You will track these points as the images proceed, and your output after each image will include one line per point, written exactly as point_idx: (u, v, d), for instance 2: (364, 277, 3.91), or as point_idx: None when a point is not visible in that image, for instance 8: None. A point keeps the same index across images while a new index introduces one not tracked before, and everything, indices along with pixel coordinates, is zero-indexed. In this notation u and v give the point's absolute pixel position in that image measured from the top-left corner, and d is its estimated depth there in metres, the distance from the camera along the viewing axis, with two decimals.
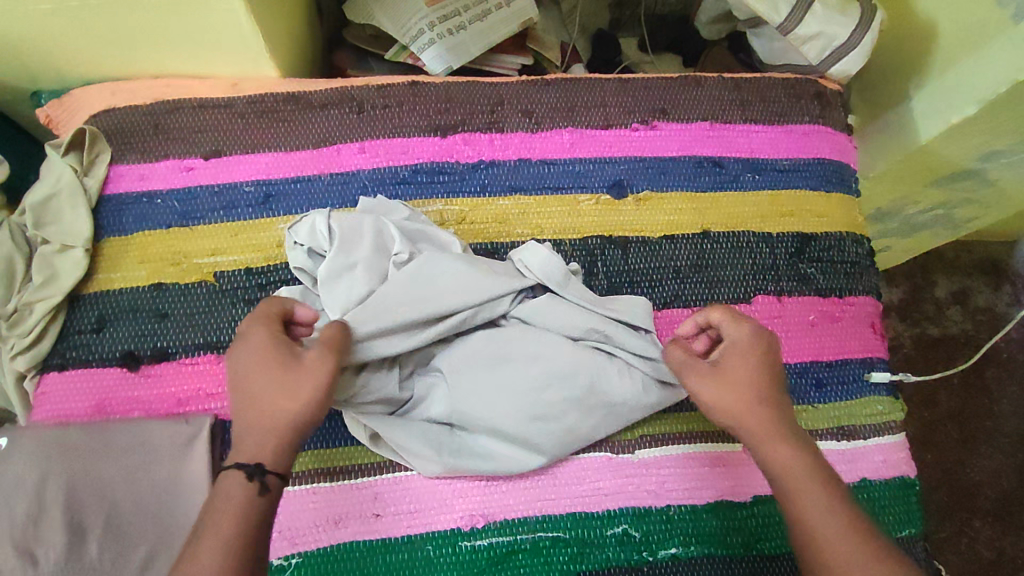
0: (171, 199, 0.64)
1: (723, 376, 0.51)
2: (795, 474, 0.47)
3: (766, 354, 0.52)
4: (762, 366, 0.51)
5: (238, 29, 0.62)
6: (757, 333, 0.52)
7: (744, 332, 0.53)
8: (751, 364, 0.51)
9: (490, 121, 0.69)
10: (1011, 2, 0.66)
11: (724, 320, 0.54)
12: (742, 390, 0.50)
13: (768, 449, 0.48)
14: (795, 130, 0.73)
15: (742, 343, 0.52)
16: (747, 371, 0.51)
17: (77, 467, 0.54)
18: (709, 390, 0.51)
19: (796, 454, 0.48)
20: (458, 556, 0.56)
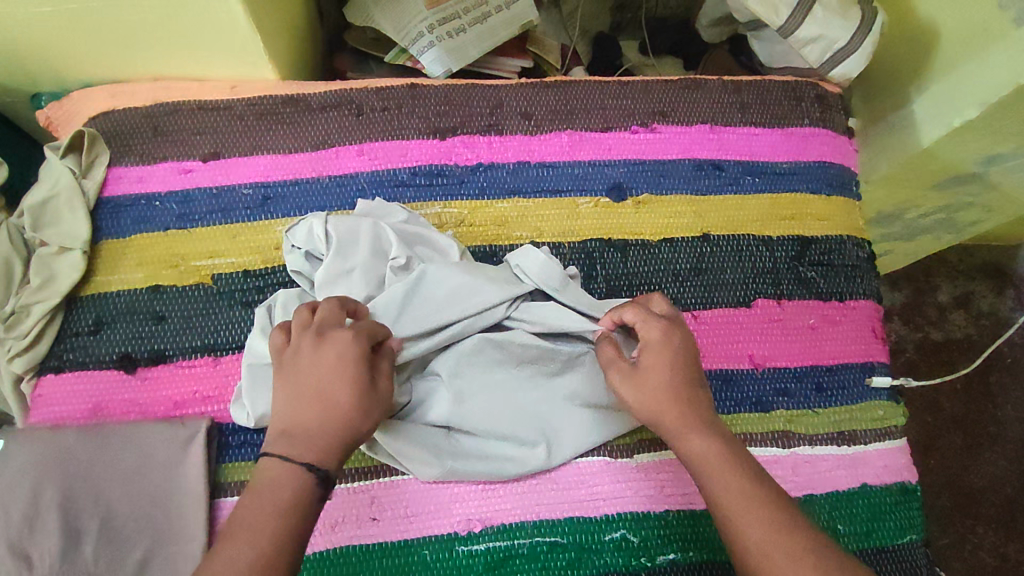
0: (170, 201, 0.64)
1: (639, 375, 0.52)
2: (710, 467, 0.49)
3: (679, 347, 0.53)
4: (675, 358, 0.53)
5: (236, 32, 0.62)
6: (668, 330, 0.54)
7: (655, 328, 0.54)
8: (664, 360, 0.53)
9: (489, 123, 0.69)
10: (1013, 5, 0.65)
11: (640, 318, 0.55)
12: (659, 385, 0.52)
13: (687, 439, 0.50)
14: (795, 133, 0.72)
15: (657, 342, 0.53)
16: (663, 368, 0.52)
17: (72, 469, 0.54)
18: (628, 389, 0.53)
19: (709, 446, 0.49)
20: (454, 561, 0.55)
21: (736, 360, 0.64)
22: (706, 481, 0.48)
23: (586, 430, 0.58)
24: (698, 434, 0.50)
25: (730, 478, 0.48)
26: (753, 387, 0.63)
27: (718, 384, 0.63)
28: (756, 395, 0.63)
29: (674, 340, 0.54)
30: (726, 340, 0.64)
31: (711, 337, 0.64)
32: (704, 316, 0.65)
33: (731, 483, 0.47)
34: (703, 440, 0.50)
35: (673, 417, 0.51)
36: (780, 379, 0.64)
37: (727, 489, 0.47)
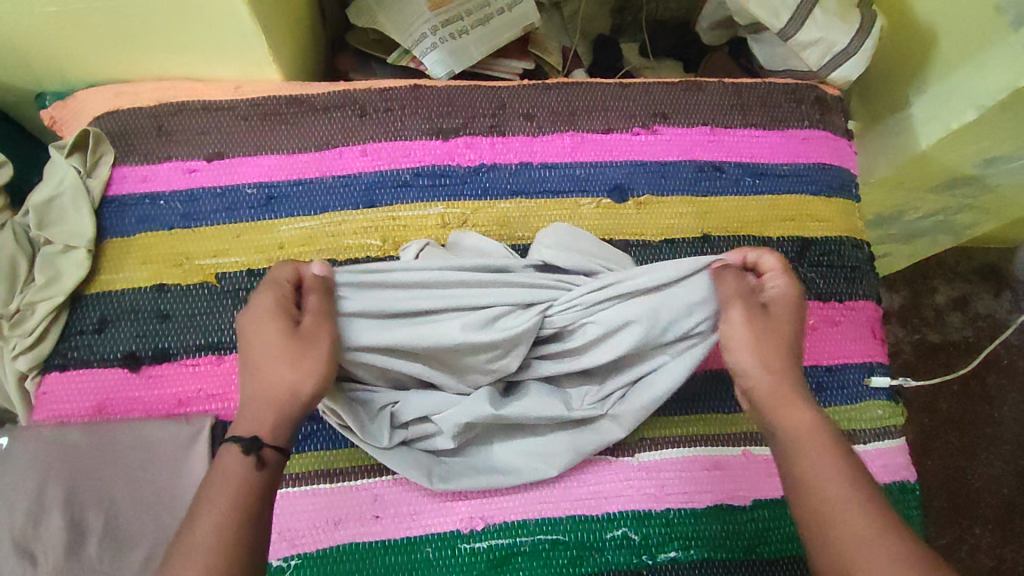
0: (174, 200, 0.64)
1: (758, 327, 0.52)
2: (805, 438, 0.47)
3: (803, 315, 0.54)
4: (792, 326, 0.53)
5: (242, 32, 0.62)
6: (794, 298, 0.54)
7: (787, 295, 0.54)
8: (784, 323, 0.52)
9: (492, 124, 0.69)
10: (1010, 9, 0.66)
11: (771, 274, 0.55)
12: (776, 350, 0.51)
13: (784, 414, 0.49)
14: (795, 135, 0.73)
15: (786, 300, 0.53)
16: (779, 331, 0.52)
17: (77, 467, 0.54)
18: (745, 344, 0.52)
19: (809, 419, 0.48)
20: (457, 559, 0.56)
21: None
22: (798, 452, 0.47)
23: (574, 436, 0.58)
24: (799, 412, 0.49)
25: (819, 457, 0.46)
26: None
27: (718, 383, 0.63)
28: None
29: (796, 309, 0.53)
30: None
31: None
32: None
33: (819, 460, 0.45)
34: (802, 419, 0.48)
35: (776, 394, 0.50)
36: None
37: (814, 462, 0.45)
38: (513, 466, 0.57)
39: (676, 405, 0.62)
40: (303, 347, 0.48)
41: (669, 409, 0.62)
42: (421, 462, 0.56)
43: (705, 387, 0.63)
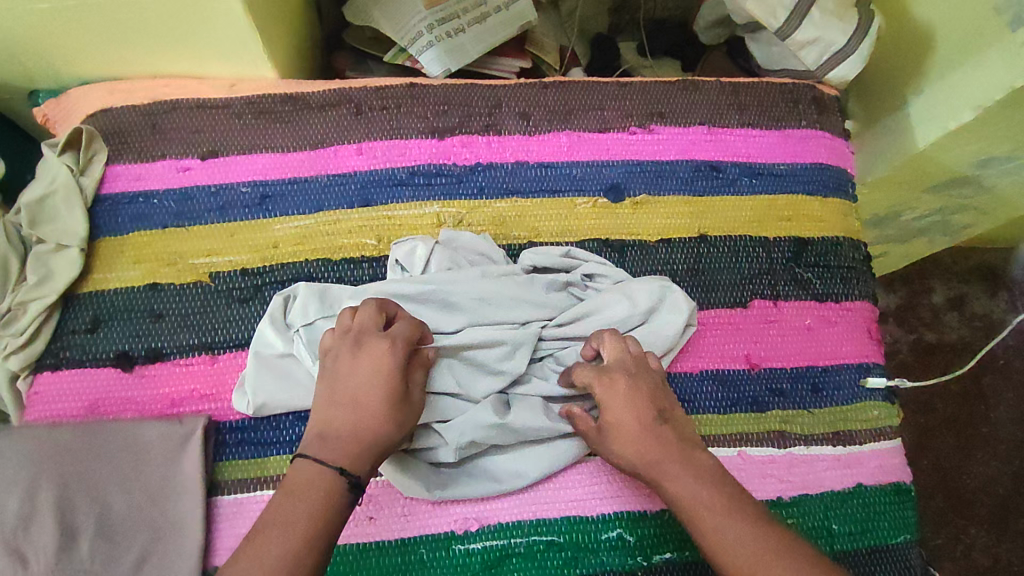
0: (168, 199, 0.64)
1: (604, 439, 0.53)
2: (696, 509, 0.47)
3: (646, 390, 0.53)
4: (634, 399, 0.52)
5: (235, 30, 0.62)
6: (614, 383, 0.53)
7: (607, 386, 0.53)
8: (624, 411, 0.52)
9: (488, 124, 0.69)
10: (1009, 9, 0.66)
11: (592, 378, 0.54)
12: (633, 441, 0.51)
13: (666, 487, 0.49)
14: (793, 135, 0.73)
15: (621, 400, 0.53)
16: (620, 425, 0.52)
17: (68, 468, 0.54)
18: (608, 448, 0.52)
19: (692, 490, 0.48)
20: (451, 560, 0.56)
21: (731, 360, 0.64)
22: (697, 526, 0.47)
23: (568, 443, 0.58)
24: (678, 480, 0.49)
25: (716, 514, 0.46)
26: (749, 388, 0.64)
27: (713, 384, 0.63)
28: (752, 395, 0.63)
29: (622, 390, 0.53)
30: (724, 341, 0.65)
31: (707, 336, 0.64)
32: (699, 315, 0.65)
33: (717, 524, 0.46)
34: (686, 481, 0.48)
35: (654, 469, 0.50)
36: (777, 379, 0.64)
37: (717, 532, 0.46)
38: (508, 474, 0.57)
39: None
40: (403, 412, 0.51)
41: None
42: (426, 474, 0.56)
43: (701, 388, 0.63)
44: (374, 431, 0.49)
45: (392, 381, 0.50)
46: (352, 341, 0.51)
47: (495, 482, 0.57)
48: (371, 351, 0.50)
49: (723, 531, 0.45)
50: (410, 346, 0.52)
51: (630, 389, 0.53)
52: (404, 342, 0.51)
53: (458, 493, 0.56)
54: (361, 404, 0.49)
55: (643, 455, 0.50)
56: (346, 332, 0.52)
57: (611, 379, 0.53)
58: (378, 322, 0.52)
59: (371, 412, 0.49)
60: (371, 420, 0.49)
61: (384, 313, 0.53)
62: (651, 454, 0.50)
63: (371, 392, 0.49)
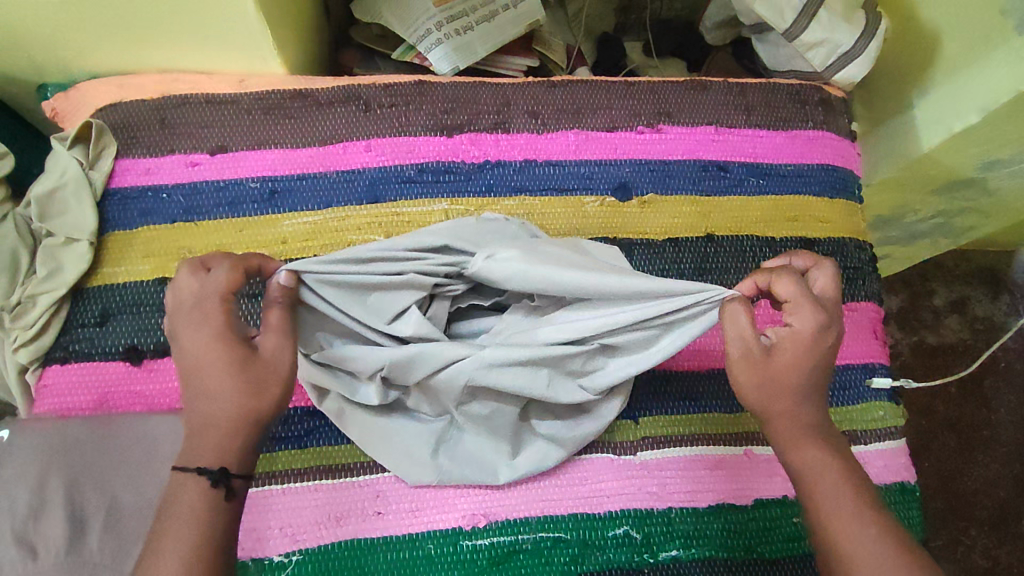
0: (177, 193, 0.64)
1: (771, 366, 0.47)
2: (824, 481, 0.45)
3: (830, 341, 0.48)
4: (818, 355, 0.48)
5: (245, 25, 0.62)
6: (821, 324, 0.48)
7: (812, 326, 0.47)
8: (807, 355, 0.47)
9: (497, 122, 0.69)
10: (1014, 13, 0.66)
11: (799, 300, 0.48)
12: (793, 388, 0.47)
13: (801, 452, 0.47)
14: (799, 136, 0.73)
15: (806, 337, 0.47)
16: (793, 369, 0.47)
17: (77, 462, 0.55)
18: (765, 382, 0.47)
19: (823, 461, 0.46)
20: (459, 555, 0.56)
21: None
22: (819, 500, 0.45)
23: (571, 432, 0.57)
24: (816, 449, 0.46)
25: (836, 494, 0.45)
26: None
27: (719, 383, 0.63)
28: None
29: (822, 339, 0.48)
30: None
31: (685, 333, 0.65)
32: None
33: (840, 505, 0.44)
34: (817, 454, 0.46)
35: (786, 429, 0.47)
36: None
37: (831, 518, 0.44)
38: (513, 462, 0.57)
39: (678, 404, 0.62)
40: (258, 368, 0.45)
41: (670, 408, 0.62)
42: (428, 433, 0.57)
43: (707, 386, 0.63)
44: (230, 403, 0.44)
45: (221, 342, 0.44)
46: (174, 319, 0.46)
47: (499, 469, 0.57)
48: (189, 317, 0.45)
49: (834, 511, 0.44)
50: (227, 298, 0.46)
51: (828, 342, 0.48)
52: (219, 296, 0.46)
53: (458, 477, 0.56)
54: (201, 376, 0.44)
55: (791, 414, 0.47)
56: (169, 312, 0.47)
57: (823, 319, 0.48)
58: (194, 282, 0.46)
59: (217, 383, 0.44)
60: (226, 390, 0.44)
61: (198, 271, 0.47)
62: (800, 416, 0.47)
63: (210, 362, 0.44)
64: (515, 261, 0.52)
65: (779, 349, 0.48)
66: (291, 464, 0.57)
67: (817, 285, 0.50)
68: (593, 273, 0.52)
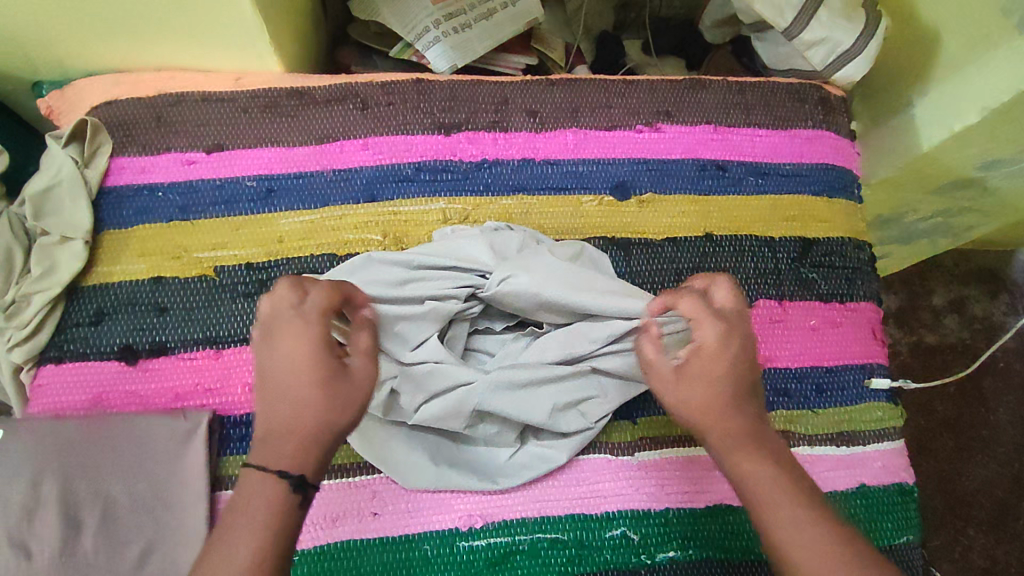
0: (173, 191, 0.64)
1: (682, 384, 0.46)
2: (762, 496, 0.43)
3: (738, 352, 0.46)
4: (738, 361, 0.46)
5: (239, 21, 0.61)
6: (727, 332, 0.47)
7: (722, 335, 0.47)
8: (725, 365, 0.46)
9: (495, 120, 0.68)
10: (1015, 12, 0.66)
11: (705, 313, 0.47)
12: (716, 400, 0.45)
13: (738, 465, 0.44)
14: (798, 135, 0.73)
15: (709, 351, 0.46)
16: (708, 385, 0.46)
17: (72, 461, 0.53)
18: (681, 402, 0.46)
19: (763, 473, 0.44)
20: (455, 557, 0.55)
21: None
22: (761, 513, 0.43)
23: (570, 439, 0.58)
24: (755, 460, 0.44)
25: (787, 504, 0.42)
26: None
27: None
28: None
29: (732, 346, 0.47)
30: None
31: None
32: None
33: (789, 516, 0.42)
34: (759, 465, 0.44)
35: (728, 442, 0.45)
36: (781, 379, 0.64)
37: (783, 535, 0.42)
38: (512, 469, 0.57)
39: None
40: (346, 389, 0.43)
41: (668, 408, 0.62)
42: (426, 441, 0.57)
43: None
44: (317, 416, 0.42)
45: (316, 356, 0.43)
46: (265, 332, 0.45)
47: (497, 476, 0.57)
48: (286, 329, 0.44)
49: (791, 523, 0.42)
50: (327, 317, 0.45)
51: (738, 349, 0.47)
52: (319, 312, 0.45)
53: (456, 482, 0.56)
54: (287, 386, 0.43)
55: (724, 425, 0.45)
56: (260, 322, 0.45)
57: (725, 328, 0.47)
58: (290, 300, 0.45)
59: (304, 394, 0.42)
60: (312, 402, 0.42)
61: (297, 289, 0.46)
62: (733, 427, 0.45)
63: (298, 373, 0.43)
64: (526, 287, 0.55)
65: (691, 365, 0.46)
66: None
67: (719, 298, 0.49)
68: (591, 295, 0.55)
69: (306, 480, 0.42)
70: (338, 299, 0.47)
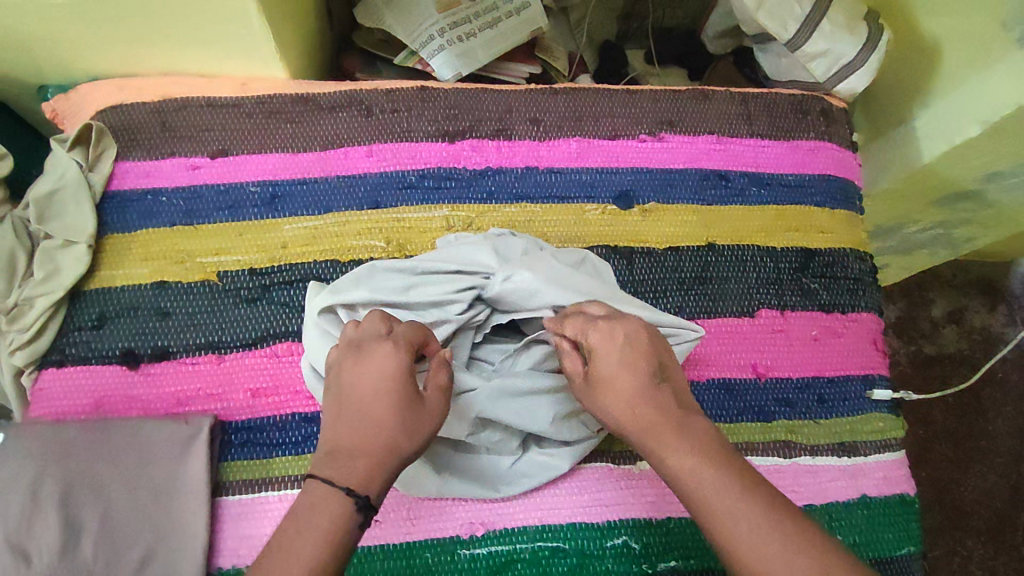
0: (176, 197, 0.64)
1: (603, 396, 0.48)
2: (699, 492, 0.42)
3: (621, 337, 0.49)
4: (624, 351, 0.48)
5: (245, 26, 0.61)
6: (606, 328, 0.49)
7: (604, 334, 0.49)
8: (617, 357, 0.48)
9: (499, 128, 0.69)
10: (1016, 26, 0.66)
11: (584, 324, 0.50)
12: (629, 393, 0.46)
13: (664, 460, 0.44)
14: (800, 146, 0.73)
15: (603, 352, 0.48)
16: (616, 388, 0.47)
17: (71, 465, 0.53)
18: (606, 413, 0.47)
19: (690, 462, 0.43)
20: (457, 564, 0.55)
21: (738, 369, 0.64)
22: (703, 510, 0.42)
23: (571, 449, 0.58)
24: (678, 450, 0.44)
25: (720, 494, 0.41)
26: (755, 397, 0.64)
27: (718, 392, 0.63)
28: (758, 405, 0.64)
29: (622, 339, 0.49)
30: (730, 349, 0.65)
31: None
32: (707, 326, 0.65)
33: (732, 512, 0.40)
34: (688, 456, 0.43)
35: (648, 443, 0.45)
36: (783, 389, 0.64)
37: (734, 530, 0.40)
38: (513, 477, 0.57)
39: None
40: (418, 417, 0.45)
41: None
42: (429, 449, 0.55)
43: (707, 395, 0.63)
44: (390, 436, 0.44)
45: (399, 382, 0.45)
46: (353, 349, 0.47)
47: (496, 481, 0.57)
48: (375, 354, 0.46)
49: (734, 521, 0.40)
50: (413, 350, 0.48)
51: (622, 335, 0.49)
52: (407, 342, 0.48)
53: (457, 488, 0.56)
54: (368, 404, 0.45)
55: (639, 425, 0.45)
56: (345, 343, 0.48)
57: (609, 326, 0.49)
58: (379, 330, 0.48)
59: (381, 415, 0.44)
60: (387, 422, 0.44)
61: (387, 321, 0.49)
62: (649, 417, 0.46)
63: (381, 395, 0.45)
64: (530, 291, 0.55)
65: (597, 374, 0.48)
66: (293, 470, 0.57)
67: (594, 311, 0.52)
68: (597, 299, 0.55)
69: (371, 502, 0.42)
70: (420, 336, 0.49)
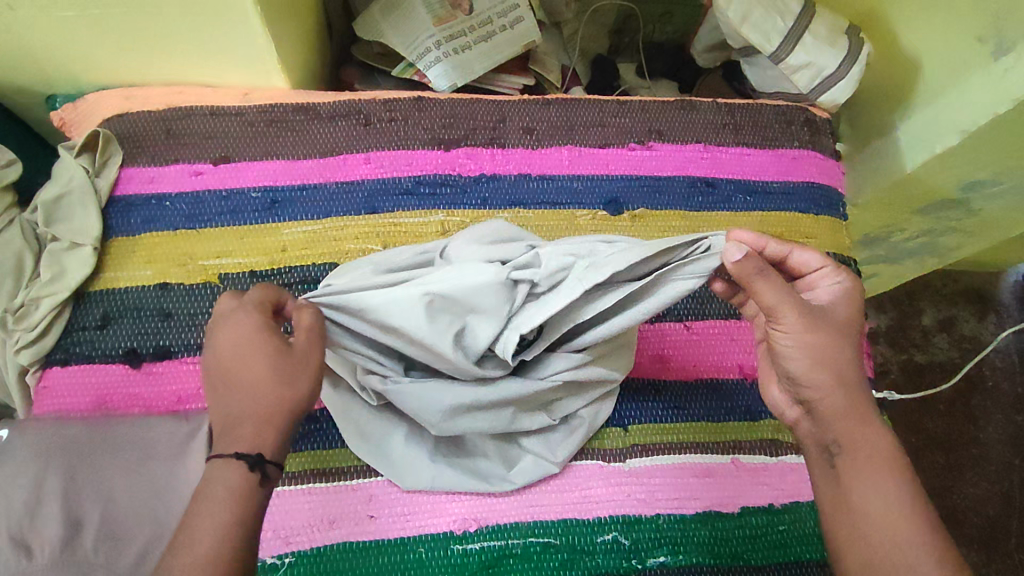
0: (179, 201, 0.66)
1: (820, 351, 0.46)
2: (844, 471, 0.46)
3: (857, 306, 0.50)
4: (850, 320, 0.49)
5: (250, 38, 0.64)
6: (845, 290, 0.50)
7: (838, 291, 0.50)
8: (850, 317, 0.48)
9: (492, 137, 0.71)
10: (991, 40, 0.69)
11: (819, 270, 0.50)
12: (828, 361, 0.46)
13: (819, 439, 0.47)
14: (785, 154, 0.75)
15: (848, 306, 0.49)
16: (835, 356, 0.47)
17: (76, 460, 0.54)
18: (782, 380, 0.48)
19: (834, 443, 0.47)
20: (450, 559, 0.57)
21: (724, 370, 0.66)
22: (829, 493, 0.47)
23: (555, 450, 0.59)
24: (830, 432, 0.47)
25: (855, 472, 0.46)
26: (742, 397, 0.65)
27: (707, 393, 0.65)
28: (744, 404, 0.65)
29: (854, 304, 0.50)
30: (716, 351, 0.66)
31: (653, 348, 0.66)
32: (695, 327, 0.67)
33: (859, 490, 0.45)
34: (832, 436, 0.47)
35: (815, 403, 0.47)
36: None
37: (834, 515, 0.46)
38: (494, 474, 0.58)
39: (665, 411, 0.64)
40: (289, 366, 0.45)
41: (660, 416, 0.63)
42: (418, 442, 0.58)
43: (695, 396, 0.65)
44: (271, 393, 0.44)
45: (255, 342, 0.45)
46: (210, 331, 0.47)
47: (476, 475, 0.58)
48: (229, 325, 0.46)
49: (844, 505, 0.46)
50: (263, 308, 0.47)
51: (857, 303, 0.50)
52: (257, 305, 0.47)
53: (439, 481, 0.57)
54: (243, 373, 0.45)
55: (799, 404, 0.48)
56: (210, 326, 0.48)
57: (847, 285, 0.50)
58: (228, 305, 0.48)
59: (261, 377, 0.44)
60: (263, 381, 0.44)
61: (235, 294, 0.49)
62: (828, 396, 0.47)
63: (252, 360, 0.45)
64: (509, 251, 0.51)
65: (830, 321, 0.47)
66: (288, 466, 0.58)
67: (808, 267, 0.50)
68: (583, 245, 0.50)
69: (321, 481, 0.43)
70: (274, 296, 0.48)
